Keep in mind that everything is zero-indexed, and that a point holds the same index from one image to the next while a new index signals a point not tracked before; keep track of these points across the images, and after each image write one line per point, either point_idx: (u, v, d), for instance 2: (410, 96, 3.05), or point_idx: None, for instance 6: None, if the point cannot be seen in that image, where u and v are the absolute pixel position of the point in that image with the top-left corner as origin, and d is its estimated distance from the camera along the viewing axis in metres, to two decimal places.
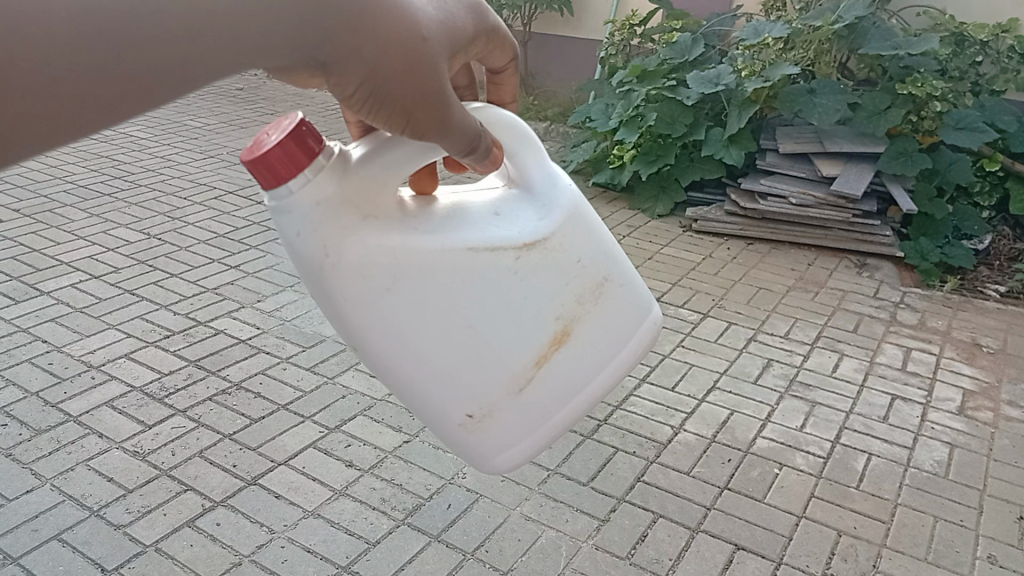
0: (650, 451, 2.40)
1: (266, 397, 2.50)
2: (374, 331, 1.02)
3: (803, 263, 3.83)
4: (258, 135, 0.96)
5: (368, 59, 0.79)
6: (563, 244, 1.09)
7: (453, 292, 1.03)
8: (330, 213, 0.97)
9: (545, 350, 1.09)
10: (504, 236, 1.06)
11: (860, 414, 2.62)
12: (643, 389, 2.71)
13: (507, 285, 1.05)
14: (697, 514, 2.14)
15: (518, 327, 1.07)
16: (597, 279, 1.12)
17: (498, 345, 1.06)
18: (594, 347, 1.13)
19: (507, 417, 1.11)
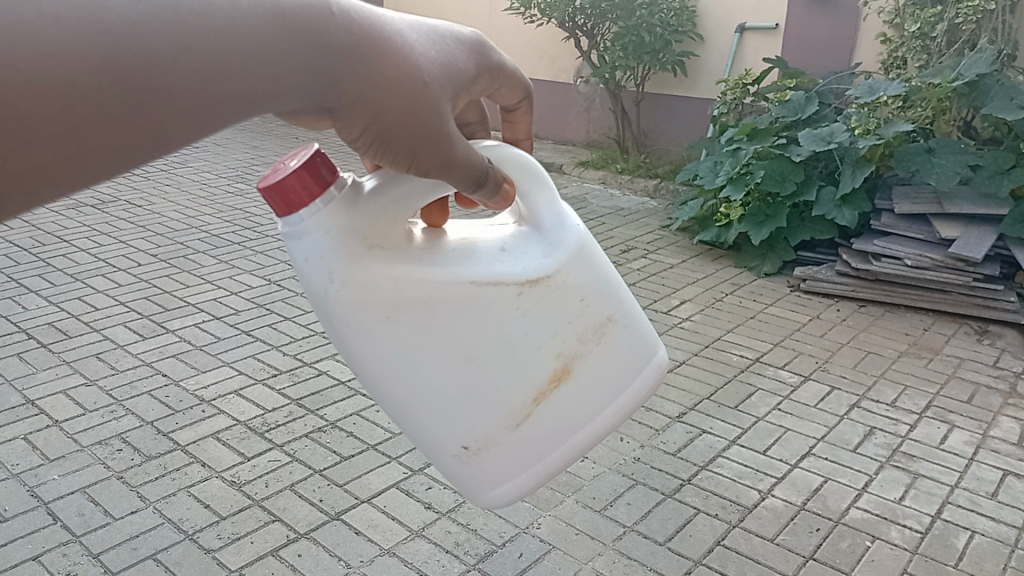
0: (733, 515, 2.32)
1: (357, 436, 2.60)
2: (380, 360, 1.16)
3: (918, 327, 3.64)
4: (277, 164, 1.11)
5: (372, 107, 0.87)
6: (562, 284, 1.23)
7: (458, 324, 1.18)
8: (341, 241, 1.11)
9: (546, 388, 1.23)
10: (509, 268, 1.21)
11: (966, 489, 2.47)
12: (732, 451, 2.64)
13: (509, 321, 1.20)
14: None
15: (519, 361, 1.21)
16: (596, 320, 1.26)
17: (499, 379, 1.20)
18: (592, 386, 1.26)
19: (502, 450, 1.24)
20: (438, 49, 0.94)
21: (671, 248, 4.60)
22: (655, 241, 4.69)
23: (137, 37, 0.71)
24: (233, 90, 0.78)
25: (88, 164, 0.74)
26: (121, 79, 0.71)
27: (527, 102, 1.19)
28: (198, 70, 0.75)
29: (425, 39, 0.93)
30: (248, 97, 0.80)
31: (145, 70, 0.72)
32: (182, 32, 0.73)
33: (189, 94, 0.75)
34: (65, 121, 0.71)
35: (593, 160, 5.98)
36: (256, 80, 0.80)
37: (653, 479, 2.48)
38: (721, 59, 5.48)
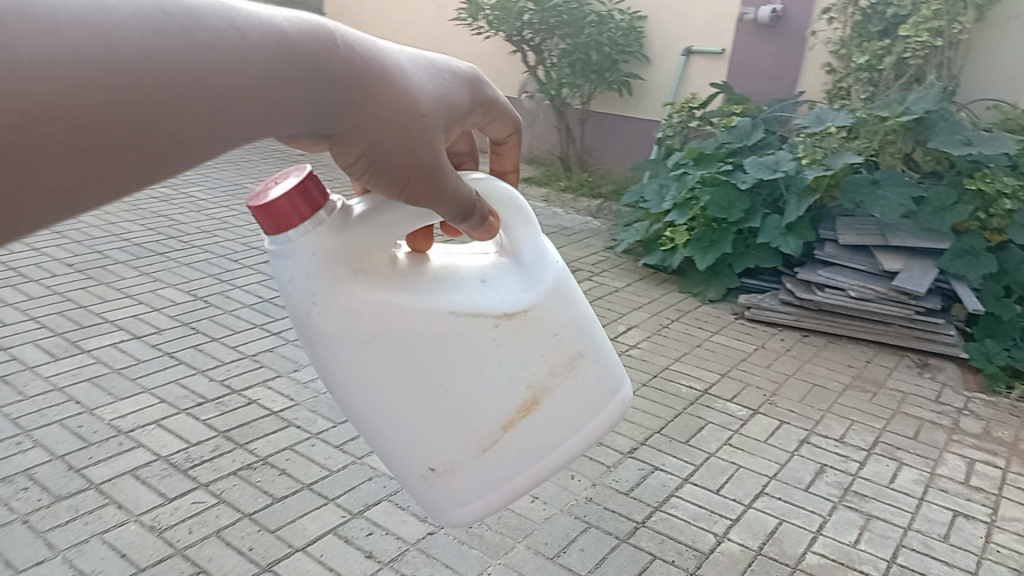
0: (688, 561, 2.23)
1: (290, 475, 2.43)
2: (356, 382, 1.13)
3: (861, 359, 3.64)
4: (266, 184, 1.07)
5: (373, 139, 0.87)
6: (539, 318, 1.23)
7: (435, 353, 1.16)
8: (326, 263, 1.08)
9: (514, 416, 1.22)
10: (490, 300, 1.21)
11: (919, 531, 2.44)
12: (685, 490, 2.56)
13: (485, 350, 1.19)
14: None
15: (492, 390, 1.19)
16: (566, 355, 1.26)
17: (470, 407, 1.19)
18: (559, 418, 1.26)
19: (468, 473, 1.22)
20: (433, 82, 0.93)
21: (615, 271, 4.53)
22: (599, 263, 4.62)
23: (150, 64, 0.66)
24: (242, 120, 0.74)
25: (79, 201, 0.67)
26: (132, 108, 0.66)
27: (516, 136, 1.19)
28: (210, 104, 0.71)
29: (422, 72, 0.92)
30: (255, 126, 0.76)
31: (157, 97, 0.67)
32: (196, 59, 0.69)
33: (198, 124, 0.71)
34: (69, 153, 0.64)
35: (535, 177, 5.90)
36: (266, 110, 0.77)
37: (605, 521, 2.38)
38: (666, 79, 5.45)
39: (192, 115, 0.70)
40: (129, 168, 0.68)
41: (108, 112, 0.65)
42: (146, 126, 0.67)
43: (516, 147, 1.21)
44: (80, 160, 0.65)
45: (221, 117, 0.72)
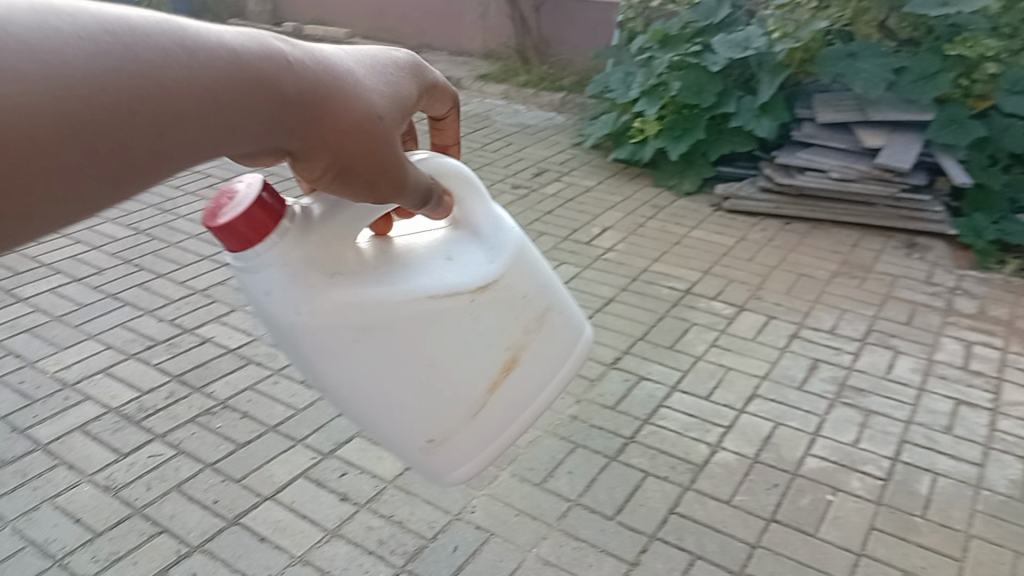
0: (684, 476, 2.11)
1: (253, 417, 2.24)
2: (349, 377, 1.17)
3: (846, 244, 3.49)
4: (218, 202, 1.03)
5: (332, 147, 0.81)
6: (509, 283, 1.27)
7: (421, 336, 1.19)
8: (303, 274, 1.08)
9: (497, 377, 1.29)
10: (463, 270, 1.23)
11: (921, 424, 2.34)
12: (674, 399, 2.42)
13: (465, 327, 1.23)
14: (741, 555, 1.88)
15: (475, 359, 1.25)
16: (537, 309, 1.31)
17: (458, 380, 1.24)
18: (537, 370, 1.34)
19: (461, 437, 1.30)
20: (379, 80, 0.90)
21: (585, 169, 4.29)
22: (567, 161, 4.38)
23: (89, 87, 0.58)
24: (208, 131, 0.68)
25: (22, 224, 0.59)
26: (75, 128, 0.58)
27: (455, 111, 1.18)
28: (160, 118, 0.64)
29: (370, 74, 0.89)
30: (212, 144, 0.69)
31: (127, 116, 0.61)
32: (150, 76, 0.62)
33: (134, 150, 0.63)
34: (5, 176, 0.56)
35: (492, 73, 5.57)
36: (215, 127, 0.69)
37: (593, 439, 2.24)
38: None
39: (133, 140, 0.62)
40: (56, 201, 0.60)
41: (39, 143, 0.57)
42: (76, 154, 0.59)
43: (457, 120, 1.21)
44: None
45: (164, 139, 0.65)
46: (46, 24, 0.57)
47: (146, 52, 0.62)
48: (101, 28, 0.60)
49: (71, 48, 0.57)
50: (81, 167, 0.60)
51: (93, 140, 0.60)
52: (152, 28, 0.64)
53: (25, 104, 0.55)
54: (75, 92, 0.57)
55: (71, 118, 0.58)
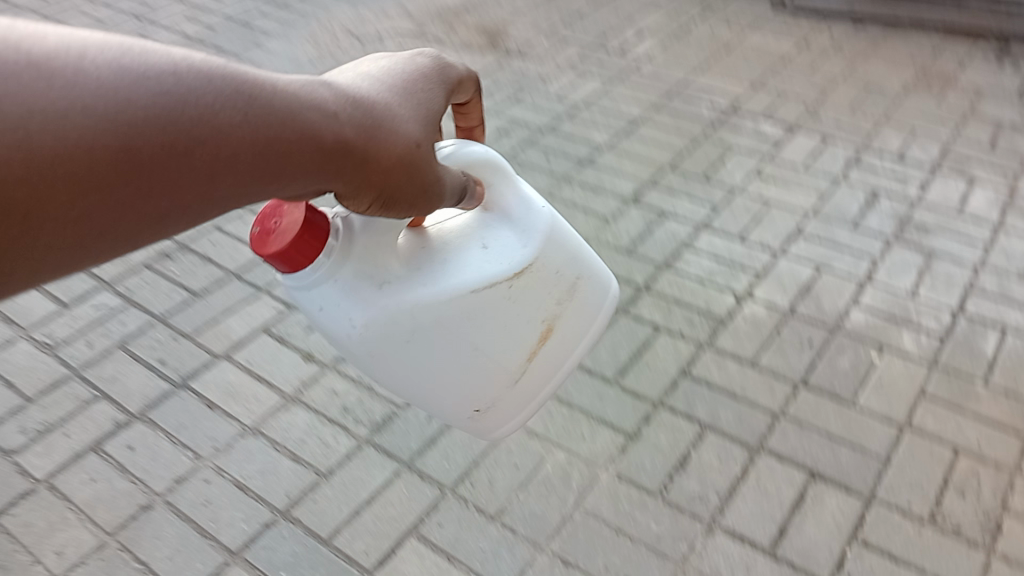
0: (701, 332, 1.81)
1: (215, 262, 1.99)
2: (396, 372, 1.05)
3: (926, 49, 2.94)
4: (261, 227, 0.93)
5: (376, 182, 0.74)
6: (549, 256, 1.10)
7: (465, 329, 1.05)
8: (353, 285, 0.97)
9: (535, 348, 1.12)
10: (506, 250, 1.06)
11: (993, 269, 1.96)
12: (700, 240, 2.08)
13: (503, 308, 1.06)
14: (760, 426, 1.60)
15: (516, 344, 1.10)
16: (573, 279, 1.13)
17: (497, 357, 1.09)
18: (574, 333, 1.16)
19: (507, 404, 1.15)
20: (417, 99, 0.81)
21: None
22: None
23: (131, 143, 0.55)
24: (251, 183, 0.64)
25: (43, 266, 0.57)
26: (118, 182, 0.56)
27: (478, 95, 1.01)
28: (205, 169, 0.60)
29: (405, 92, 0.81)
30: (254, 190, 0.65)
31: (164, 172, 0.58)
32: (195, 128, 0.59)
33: (167, 195, 0.59)
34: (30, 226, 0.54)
35: None
36: (264, 166, 0.64)
37: None
38: None
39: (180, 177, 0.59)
40: (91, 244, 0.58)
41: (107, 165, 0.55)
42: (123, 190, 0.56)
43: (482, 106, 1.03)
44: (50, 219, 0.54)
45: (207, 180, 0.61)
46: (124, 63, 0.56)
47: (205, 92, 0.60)
48: (189, 77, 0.59)
49: (138, 86, 0.56)
50: (122, 201, 0.57)
51: (135, 172, 0.56)
52: (214, 71, 0.61)
53: (91, 130, 0.53)
54: (135, 127, 0.55)
55: (130, 150, 0.56)
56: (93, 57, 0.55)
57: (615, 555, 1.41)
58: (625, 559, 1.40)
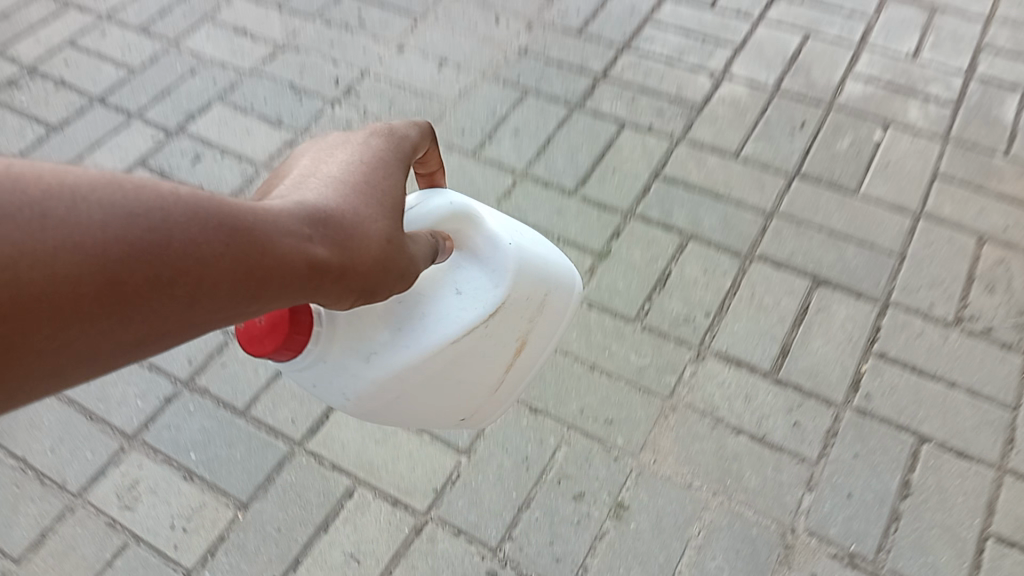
0: (673, 123, 1.52)
1: (71, 86, 1.64)
2: (384, 420, 0.89)
3: None
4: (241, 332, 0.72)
5: (360, 289, 0.60)
6: (522, 282, 0.89)
7: (438, 387, 0.86)
8: (332, 367, 0.78)
9: (513, 364, 0.93)
10: (481, 294, 0.85)
11: (1006, 20, 1.66)
12: (664, 11, 1.73)
13: (482, 348, 0.86)
14: (751, 231, 1.36)
15: (492, 380, 0.91)
16: (544, 292, 0.93)
17: (479, 387, 0.90)
18: (548, 333, 0.97)
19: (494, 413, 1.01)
20: (394, 172, 0.68)
21: None
22: None
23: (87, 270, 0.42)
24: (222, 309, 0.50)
25: None
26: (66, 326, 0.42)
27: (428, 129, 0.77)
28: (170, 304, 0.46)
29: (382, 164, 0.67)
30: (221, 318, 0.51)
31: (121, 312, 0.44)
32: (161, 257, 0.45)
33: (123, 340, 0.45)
34: None
35: None
36: (246, 292, 0.50)
37: (547, 81, 1.61)
38: None
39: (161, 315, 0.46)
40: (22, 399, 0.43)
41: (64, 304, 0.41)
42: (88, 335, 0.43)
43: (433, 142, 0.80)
44: (10, 375, 0.41)
45: (181, 316, 0.47)
46: (109, 194, 0.44)
47: (190, 222, 0.47)
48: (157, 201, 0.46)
49: (128, 224, 0.44)
50: (92, 354, 0.44)
51: (112, 315, 0.44)
52: (203, 196, 0.49)
53: (74, 271, 0.41)
54: (114, 263, 0.43)
55: (113, 288, 0.43)
56: (85, 195, 0.43)
57: (592, 397, 1.20)
58: (604, 399, 1.19)
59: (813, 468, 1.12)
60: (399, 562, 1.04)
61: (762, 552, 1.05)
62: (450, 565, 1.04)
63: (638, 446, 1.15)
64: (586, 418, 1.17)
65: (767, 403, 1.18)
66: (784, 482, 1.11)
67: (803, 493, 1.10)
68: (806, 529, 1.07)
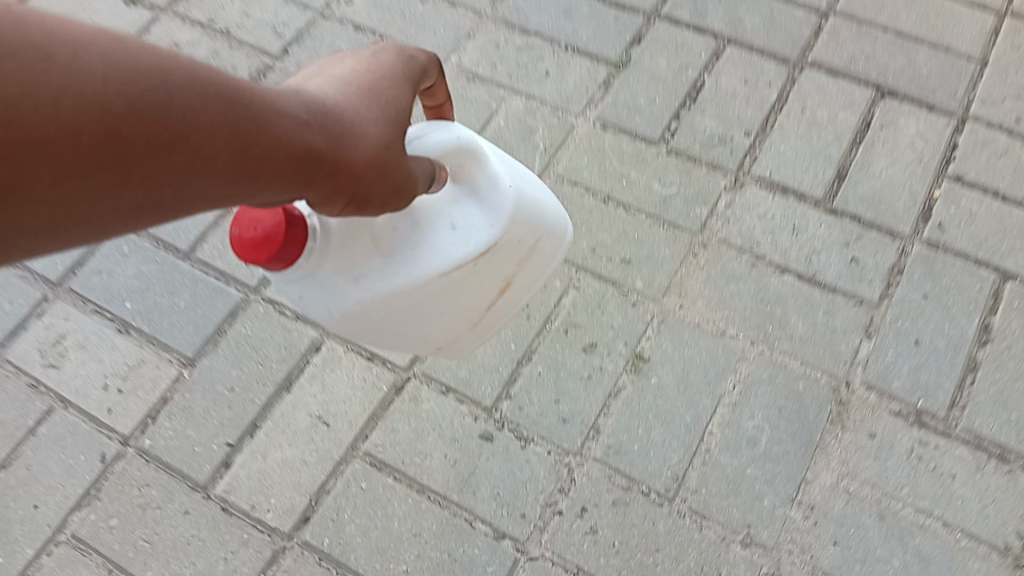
0: None
1: None
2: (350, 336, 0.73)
3: None
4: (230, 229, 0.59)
5: (353, 195, 0.49)
6: (518, 221, 0.72)
7: (405, 320, 0.71)
8: (309, 276, 0.63)
9: (496, 302, 0.78)
10: (471, 234, 0.68)
11: None
12: None
13: (468, 283, 0.71)
14: (801, 34, 1.12)
15: (467, 320, 0.77)
16: (537, 237, 0.76)
17: (458, 324, 0.76)
18: (541, 271, 0.82)
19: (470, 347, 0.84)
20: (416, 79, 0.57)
21: None
22: None
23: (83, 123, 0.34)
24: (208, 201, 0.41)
25: None
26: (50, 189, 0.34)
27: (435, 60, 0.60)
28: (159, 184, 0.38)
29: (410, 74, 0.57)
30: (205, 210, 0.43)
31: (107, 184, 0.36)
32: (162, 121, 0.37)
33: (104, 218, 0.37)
34: None
35: None
36: (245, 181, 0.42)
37: None
38: None
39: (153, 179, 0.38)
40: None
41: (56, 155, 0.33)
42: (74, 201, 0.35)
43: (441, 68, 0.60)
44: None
45: (179, 197, 0.39)
46: (110, 43, 0.36)
47: (193, 92, 0.39)
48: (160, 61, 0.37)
49: (133, 79, 0.36)
50: (74, 215, 0.36)
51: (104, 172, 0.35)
52: (208, 67, 0.40)
53: (76, 122, 0.34)
54: (119, 120, 0.35)
55: (112, 150, 0.35)
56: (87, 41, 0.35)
57: (606, 233, 1.00)
58: (620, 236, 0.99)
59: (873, 311, 0.93)
60: (376, 425, 0.87)
61: (811, 411, 0.88)
62: (435, 428, 0.87)
63: (661, 289, 0.96)
64: (599, 258, 0.98)
65: (818, 237, 0.98)
66: (837, 329, 0.93)
67: (860, 341, 0.92)
68: (864, 382, 0.89)
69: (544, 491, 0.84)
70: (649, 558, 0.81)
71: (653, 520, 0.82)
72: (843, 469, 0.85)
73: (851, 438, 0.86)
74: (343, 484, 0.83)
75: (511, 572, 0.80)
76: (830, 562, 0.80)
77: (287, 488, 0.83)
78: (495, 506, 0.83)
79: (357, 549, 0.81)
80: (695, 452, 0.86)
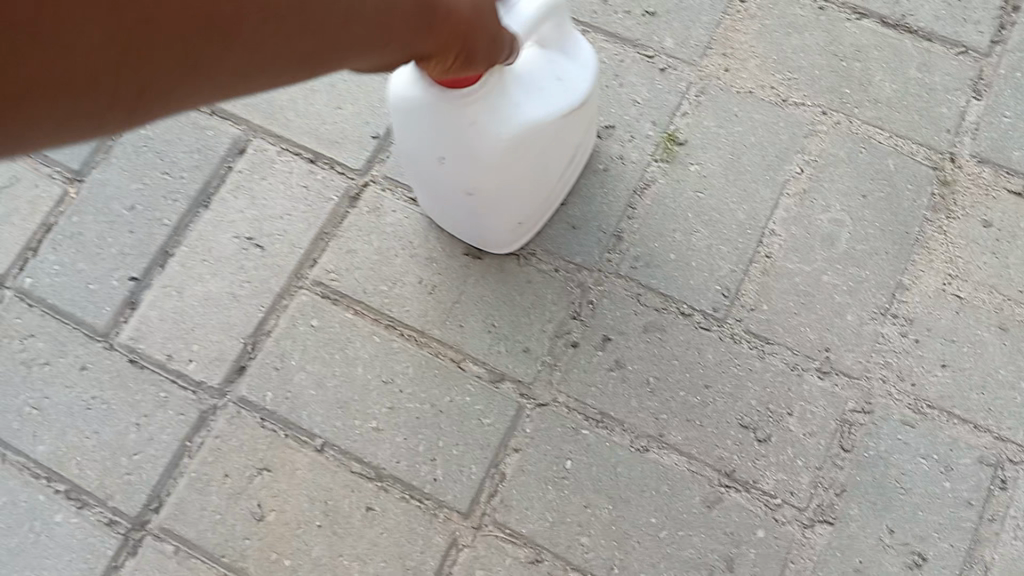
0: None
1: None
2: (446, 198, 0.59)
3: None
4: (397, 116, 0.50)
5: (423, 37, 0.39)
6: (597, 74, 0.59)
7: (519, 195, 0.59)
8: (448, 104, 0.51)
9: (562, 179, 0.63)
10: (576, 81, 0.56)
11: None
12: None
13: (558, 143, 0.58)
14: None
15: (550, 199, 0.64)
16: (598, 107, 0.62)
17: (536, 204, 0.62)
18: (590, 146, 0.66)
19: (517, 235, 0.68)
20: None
21: None
22: None
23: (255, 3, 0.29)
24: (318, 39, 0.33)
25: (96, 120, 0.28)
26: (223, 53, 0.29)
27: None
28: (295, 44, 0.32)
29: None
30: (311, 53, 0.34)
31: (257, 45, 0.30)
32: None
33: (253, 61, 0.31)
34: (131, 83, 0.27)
35: None
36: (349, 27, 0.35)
37: None
38: None
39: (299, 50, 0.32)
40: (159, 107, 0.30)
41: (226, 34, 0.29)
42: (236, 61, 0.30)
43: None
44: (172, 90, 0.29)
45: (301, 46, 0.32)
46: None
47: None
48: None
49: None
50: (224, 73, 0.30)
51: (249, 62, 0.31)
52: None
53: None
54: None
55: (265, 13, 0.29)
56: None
57: None
58: None
59: (982, 63, 0.69)
60: (325, 247, 0.65)
61: (904, 197, 0.65)
62: (406, 246, 0.65)
63: (699, 48, 0.71)
64: (614, 12, 0.72)
65: None
66: (937, 89, 0.68)
67: (969, 102, 0.68)
68: (975, 156, 0.66)
69: (554, 320, 0.63)
70: (696, 399, 0.61)
71: (698, 349, 0.62)
72: (950, 269, 0.63)
73: (960, 229, 0.64)
74: (287, 324, 0.63)
75: (515, 424, 0.61)
76: (936, 391, 0.60)
77: (215, 331, 0.63)
78: (489, 342, 0.63)
79: (311, 405, 0.62)
80: (751, 260, 0.64)
